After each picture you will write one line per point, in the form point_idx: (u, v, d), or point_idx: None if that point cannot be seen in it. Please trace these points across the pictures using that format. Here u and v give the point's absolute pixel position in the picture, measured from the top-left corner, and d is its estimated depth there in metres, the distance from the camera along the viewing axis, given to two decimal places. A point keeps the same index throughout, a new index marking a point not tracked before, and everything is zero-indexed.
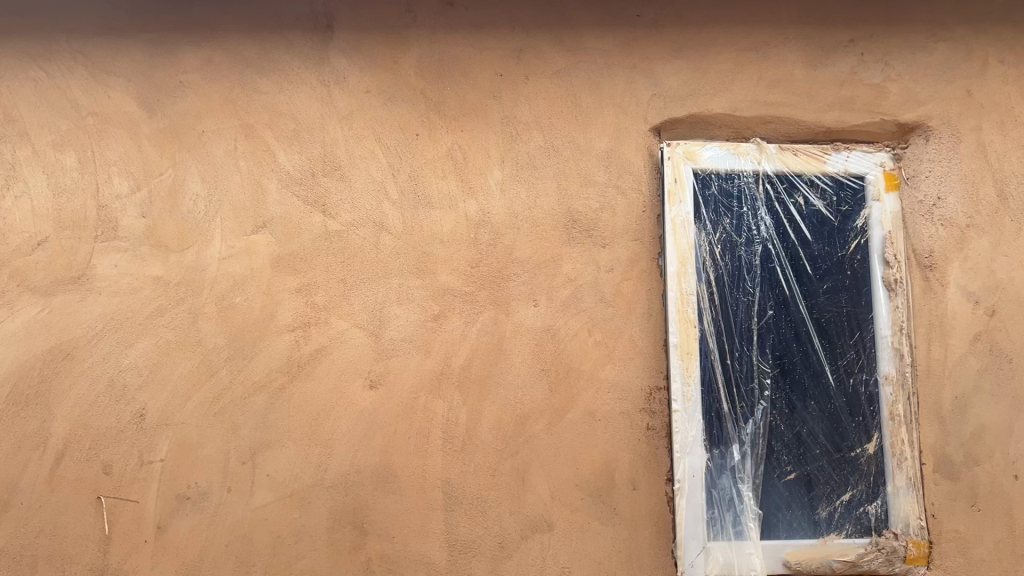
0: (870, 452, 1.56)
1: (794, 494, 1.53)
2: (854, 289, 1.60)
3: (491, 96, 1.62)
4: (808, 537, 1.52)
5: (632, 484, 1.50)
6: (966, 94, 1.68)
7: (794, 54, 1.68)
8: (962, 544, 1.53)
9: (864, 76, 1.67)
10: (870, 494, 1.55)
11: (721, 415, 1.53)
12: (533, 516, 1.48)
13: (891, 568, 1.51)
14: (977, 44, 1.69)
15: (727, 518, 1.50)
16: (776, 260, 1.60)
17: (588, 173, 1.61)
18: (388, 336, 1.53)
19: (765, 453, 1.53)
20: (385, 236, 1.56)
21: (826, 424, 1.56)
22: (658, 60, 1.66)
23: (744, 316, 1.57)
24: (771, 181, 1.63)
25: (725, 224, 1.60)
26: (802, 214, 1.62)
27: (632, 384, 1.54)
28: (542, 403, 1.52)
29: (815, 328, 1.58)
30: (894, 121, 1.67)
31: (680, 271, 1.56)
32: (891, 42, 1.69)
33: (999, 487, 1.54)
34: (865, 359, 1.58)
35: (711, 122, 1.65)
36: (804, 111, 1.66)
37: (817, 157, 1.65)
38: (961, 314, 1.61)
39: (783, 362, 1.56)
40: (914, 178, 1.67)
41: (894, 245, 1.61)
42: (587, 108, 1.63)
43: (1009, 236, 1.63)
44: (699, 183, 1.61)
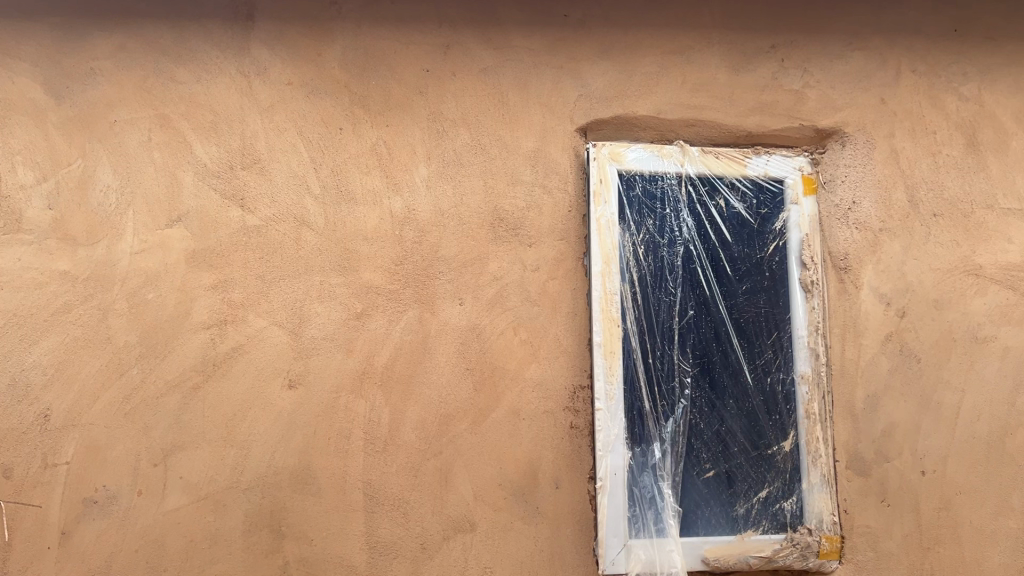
0: (786, 449, 1.59)
1: (713, 491, 1.56)
2: (772, 290, 1.64)
3: (417, 92, 1.60)
4: (726, 534, 1.54)
5: (555, 483, 1.51)
6: (880, 101, 1.73)
7: (717, 59, 1.71)
8: (873, 538, 1.58)
9: (784, 82, 1.72)
10: (786, 491, 1.58)
11: (643, 413, 1.55)
12: (455, 517, 1.47)
13: (805, 563, 1.55)
14: (891, 53, 1.75)
15: (647, 516, 1.51)
16: (698, 261, 1.62)
17: (514, 172, 1.60)
18: (308, 334, 1.50)
19: (685, 451, 1.55)
20: (306, 232, 1.53)
21: (743, 422, 1.58)
22: (584, 60, 1.66)
23: (666, 316, 1.59)
24: (693, 183, 1.65)
25: (649, 225, 1.62)
26: (723, 216, 1.65)
27: (556, 383, 1.54)
28: (466, 403, 1.51)
29: (734, 328, 1.61)
30: (812, 127, 1.72)
31: (604, 271, 1.56)
32: (809, 49, 1.73)
33: (907, 482, 1.60)
34: (782, 358, 1.61)
35: (636, 123, 1.67)
36: (726, 115, 1.69)
37: (738, 160, 1.68)
38: (874, 315, 1.66)
39: (703, 362, 1.59)
40: (830, 182, 1.71)
41: (811, 248, 1.65)
42: (514, 106, 1.63)
43: (919, 239, 1.69)
44: (624, 184, 1.62)
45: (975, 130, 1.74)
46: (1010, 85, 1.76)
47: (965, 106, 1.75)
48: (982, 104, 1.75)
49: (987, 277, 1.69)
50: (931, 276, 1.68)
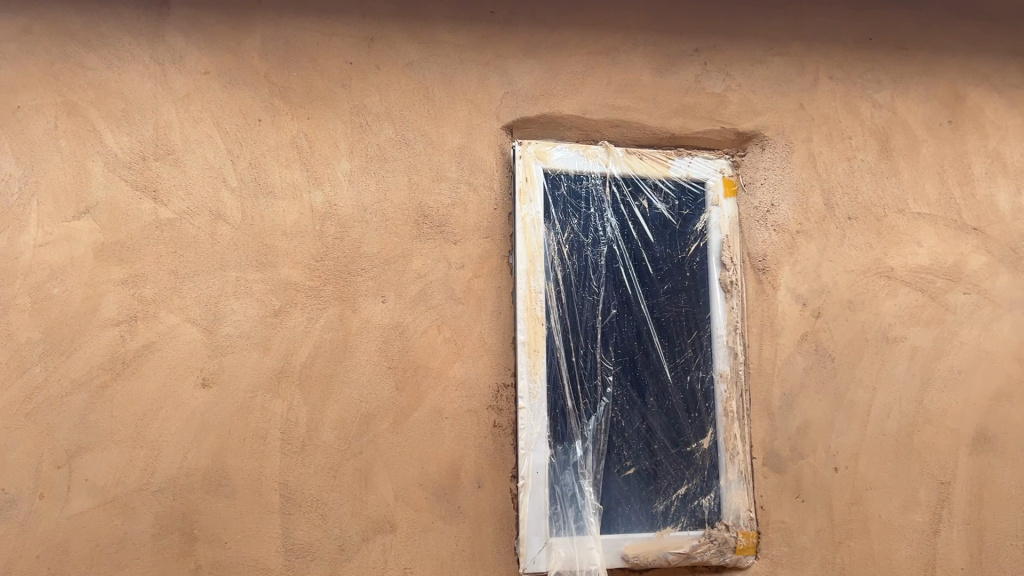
0: (704, 447, 1.61)
1: (633, 488, 1.57)
2: (692, 289, 1.66)
3: (340, 84, 1.57)
4: (645, 530, 1.56)
5: (477, 482, 1.50)
6: (798, 106, 1.78)
7: (642, 61, 1.72)
8: (787, 533, 1.61)
9: (706, 85, 1.74)
10: (704, 488, 1.60)
11: (566, 412, 1.55)
12: (375, 517, 1.45)
13: (722, 558, 1.57)
14: (809, 60, 1.80)
15: (568, 514, 1.51)
16: (621, 261, 1.63)
17: (439, 168, 1.58)
18: (223, 331, 1.45)
19: (606, 449, 1.56)
20: (222, 226, 1.48)
21: (664, 420, 1.60)
22: (511, 58, 1.66)
23: (589, 315, 1.60)
24: (618, 183, 1.66)
25: (573, 224, 1.62)
26: (646, 216, 1.66)
27: (479, 382, 1.53)
28: (387, 402, 1.49)
29: (656, 327, 1.62)
30: (733, 130, 1.75)
31: (529, 269, 1.56)
32: (731, 54, 1.76)
33: (821, 478, 1.64)
34: (701, 357, 1.64)
35: (562, 122, 1.67)
36: (650, 117, 1.71)
37: (661, 162, 1.70)
38: (790, 315, 1.69)
39: (625, 360, 1.60)
40: (750, 185, 1.75)
41: (730, 248, 1.68)
42: (440, 102, 1.61)
43: (834, 242, 1.74)
44: (549, 183, 1.62)
45: (888, 136, 1.80)
46: (920, 94, 1.83)
47: (879, 113, 1.80)
48: (894, 111, 1.81)
49: (898, 278, 1.74)
50: (845, 278, 1.72)
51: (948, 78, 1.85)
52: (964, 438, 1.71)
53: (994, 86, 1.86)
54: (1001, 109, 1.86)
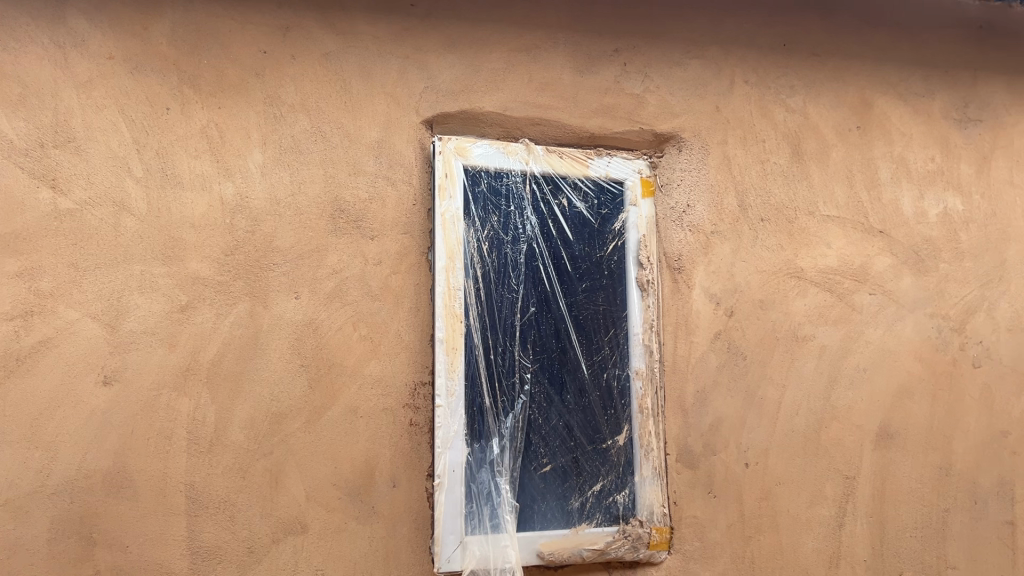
0: (619, 444, 1.63)
1: (549, 486, 1.57)
2: (610, 288, 1.67)
3: (253, 74, 1.53)
4: (561, 527, 1.56)
5: (392, 481, 1.48)
6: (715, 109, 1.81)
7: (562, 59, 1.73)
8: (699, 528, 1.64)
9: (626, 86, 1.76)
10: (619, 484, 1.62)
11: (483, 410, 1.54)
12: (286, 518, 1.42)
13: (636, 554, 1.59)
14: (725, 64, 1.83)
15: (484, 512, 1.51)
16: (540, 259, 1.63)
17: (356, 162, 1.56)
18: (127, 327, 1.40)
19: (523, 447, 1.56)
20: (126, 218, 1.42)
21: (580, 417, 1.61)
22: (431, 51, 1.64)
23: (508, 312, 1.59)
24: (538, 182, 1.66)
25: (493, 221, 1.61)
26: (566, 215, 1.67)
27: (395, 380, 1.51)
28: (299, 400, 1.45)
29: (574, 325, 1.63)
30: (651, 130, 1.77)
31: (448, 266, 1.55)
32: (650, 55, 1.78)
33: (732, 474, 1.68)
34: (618, 355, 1.66)
35: (482, 119, 1.66)
36: (570, 116, 1.71)
37: (581, 161, 1.71)
38: (704, 314, 1.73)
39: (543, 358, 1.60)
40: (667, 185, 1.77)
41: (648, 248, 1.70)
42: (357, 94, 1.58)
43: (747, 243, 1.77)
44: (469, 179, 1.61)
45: (800, 140, 1.85)
46: (831, 100, 1.88)
47: (792, 118, 1.85)
48: (806, 116, 1.86)
49: (808, 279, 1.79)
50: (757, 278, 1.76)
51: (857, 85, 1.91)
52: (868, 434, 1.77)
53: (900, 94, 1.93)
54: (907, 117, 1.93)
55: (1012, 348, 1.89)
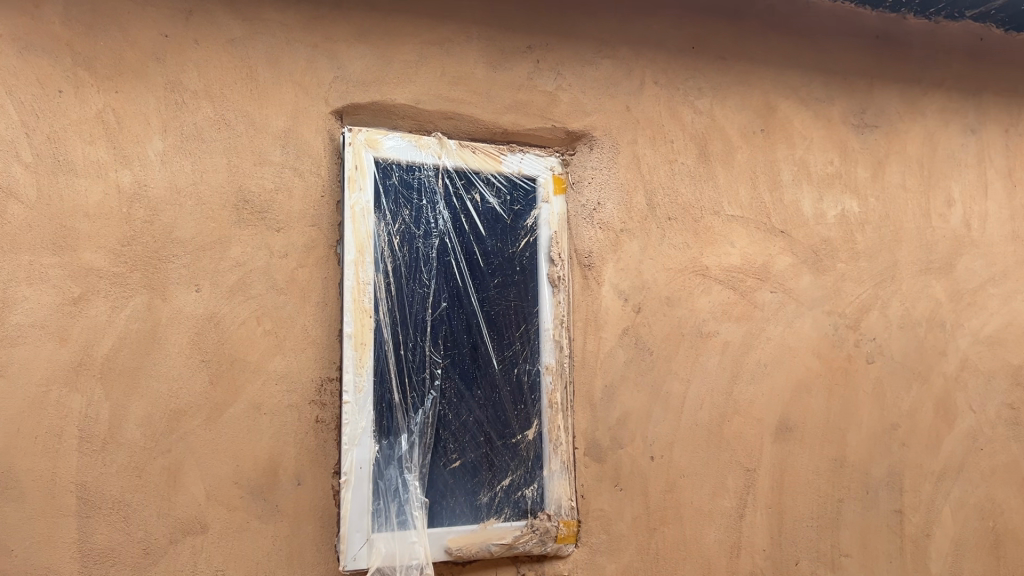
0: (529, 438, 1.64)
1: (458, 481, 1.57)
2: (521, 284, 1.68)
3: (153, 58, 1.47)
4: (469, 523, 1.56)
5: (297, 479, 1.45)
6: (625, 109, 1.84)
7: (475, 54, 1.72)
8: (605, 521, 1.67)
9: (538, 83, 1.77)
10: (528, 479, 1.63)
11: (393, 405, 1.53)
12: (185, 518, 1.37)
13: (544, 547, 1.60)
14: (636, 64, 1.86)
15: (391, 509, 1.49)
16: (452, 254, 1.62)
17: (263, 151, 1.52)
18: (13, 320, 1.33)
19: (432, 443, 1.55)
20: (12, 205, 1.35)
21: (490, 412, 1.61)
22: (341, 41, 1.61)
23: (419, 307, 1.58)
24: (450, 176, 1.66)
25: (404, 215, 1.60)
26: (478, 210, 1.67)
27: (301, 375, 1.48)
28: (200, 396, 1.41)
29: (485, 320, 1.63)
30: (564, 128, 1.78)
31: (357, 260, 1.52)
32: (563, 53, 1.79)
33: (638, 467, 1.71)
34: (529, 350, 1.67)
35: (393, 111, 1.64)
36: (482, 111, 1.71)
37: (494, 156, 1.71)
38: (613, 310, 1.75)
39: (453, 353, 1.60)
40: (578, 183, 1.80)
41: (559, 244, 1.72)
42: (264, 83, 1.54)
43: (655, 241, 1.81)
44: (380, 172, 1.59)
45: (707, 142, 1.89)
46: (737, 102, 1.93)
47: (699, 119, 1.89)
48: (713, 118, 1.90)
49: (713, 277, 1.84)
50: (664, 276, 1.80)
51: (762, 89, 1.96)
52: (768, 428, 1.83)
53: (802, 99, 2.00)
54: (808, 121, 2.00)
55: (902, 345, 1.99)
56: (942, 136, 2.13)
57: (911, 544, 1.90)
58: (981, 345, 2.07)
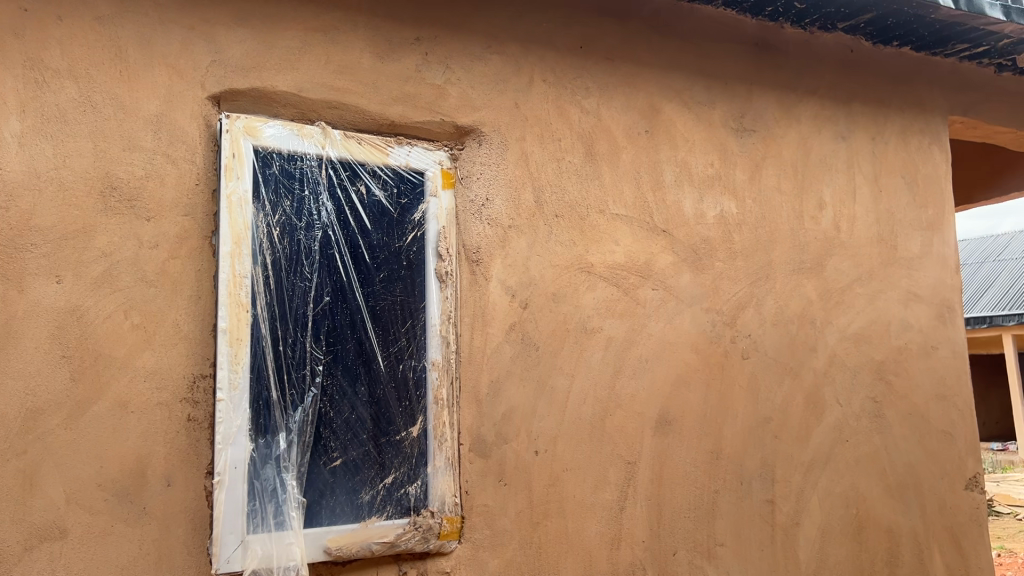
0: (413, 435, 1.64)
1: (339, 479, 1.55)
2: (408, 279, 1.68)
3: (12, 33, 1.38)
4: (350, 522, 1.55)
5: (166, 480, 1.39)
6: (514, 105, 1.83)
7: (362, 43, 1.68)
8: (488, 517, 1.66)
9: (426, 75, 1.74)
10: (411, 476, 1.63)
11: (270, 403, 1.49)
12: (42, 523, 1.29)
13: (426, 545, 1.59)
14: (525, 61, 1.86)
15: (267, 509, 1.46)
16: (335, 247, 1.61)
17: (132, 136, 1.44)
18: None
19: (312, 440, 1.53)
20: None
21: (374, 409, 1.61)
22: (220, 24, 1.55)
23: (300, 302, 1.55)
24: (334, 167, 1.64)
25: (285, 207, 1.57)
26: (363, 203, 1.65)
27: (172, 372, 1.42)
28: (59, 395, 1.33)
29: (369, 315, 1.62)
30: (452, 122, 1.76)
31: (234, 252, 1.48)
32: (451, 46, 1.78)
33: (522, 462, 1.71)
34: (414, 346, 1.67)
35: (275, 99, 1.59)
36: (369, 102, 1.67)
37: (381, 148, 1.70)
38: (500, 306, 1.75)
39: (336, 349, 1.58)
40: (467, 178, 1.78)
41: (447, 240, 1.72)
42: (135, 64, 1.46)
43: (542, 237, 1.82)
44: (260, 161, 1.55)
45: (594, 141, 1.92)
46: (623, 103, 1.96)
47: (586, 118, 1.91)
48: (600, 118, 1.93)
49: (597, 274, 1.86)
50: (551, 272, 1.81)
51: (647, 91, 2.00)
52: (648, 421, 1.87)
53: (685, 102, 2.05)
54: (690, 124, 2.05)
55: (775, 341, 2.07)
56: (814, 142, 2.23)
57: (782, 532, 1.98)
58: (848, 342, 2.18)
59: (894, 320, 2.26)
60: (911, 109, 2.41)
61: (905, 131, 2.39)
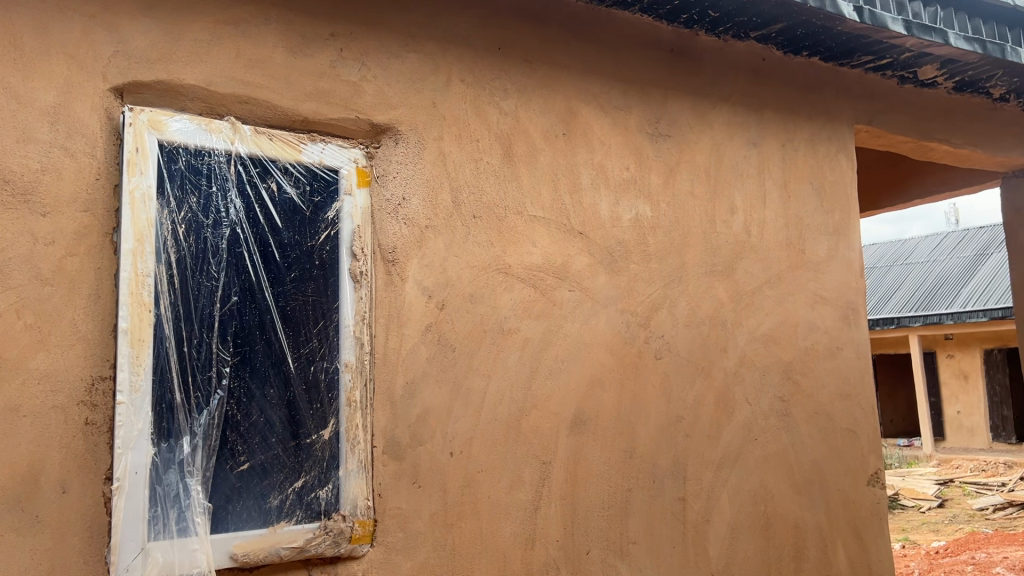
0: (325, 438, 1.62)
1: (246, 484, 1.53)
2: (320, 278, 1.66)
3: None
4: (257, 527, 1.52)
5: (61, 487, 1.33)
6: (431, 105, 1.82)
7: (274, 37, 1.64)
8: (402, 519, 1.64)
9: (341, 72, 1.71)
10: (322, 480, 1.60)
11: (174, 406, 1.45)
12: None
13: (337, 549, 1.57)
14: (443, 61, 1.85)
15: (169, 516, 1.42)
16: (244, 245, 1.57)
17: (27, 128, 1.38)
18: None
19: (218, 444, 1.50)
20: None
21: (283, 412, 1.58)
22: (123, 14, 1.49)
23: (206, 302, 1.52)
24: (244, 163, 1.60)
25: (191, 203, 1.53)
26: (274, 201, 1.63)
27: (69, 374, 1.36)
28: None
29: (279, 316, 1.60)
30: (368, 121, 1.74)
31: (136, 250, 1.43)
32: (368, 43, 1.75)
33: (436, 464, 1.70)
34: (326, 347, 1.64)
35: (182, 92, 1.54)
36: (281, 97, 1.63)
37: (293, 144, 1.67)
38: (416, 306, 1.73)
39: (244, 351, 1.55)
40: (383, 177, 1.76)
41: (361, 239, 1.70)
42: (30, 53, 1.40)
43: (459, 238, 1.81)
44: (164, 155, 1.51)
45: (512, 143, 1.92)
46: (541, 105, 1.97)
47: (504, 120, 1.91)
48: (518, 120, 1.93)
49: (514, 275, 1.87)
50: (467, 273, 1.80)
51: (564, 94, 2.02)
52: (563, 421, 1.88)
53: (602, 106, 2.07)
54: (607, 128, 2.07)
55: (687, 342, 2.11)
56: (727, 147, 2.28)
57: (693, 529, 2.02)
58: (757, 343, 2.24)
59: (801, 322, 2.34)
60: (819, 118, 2.49)
61: (813, 139, 2.46)
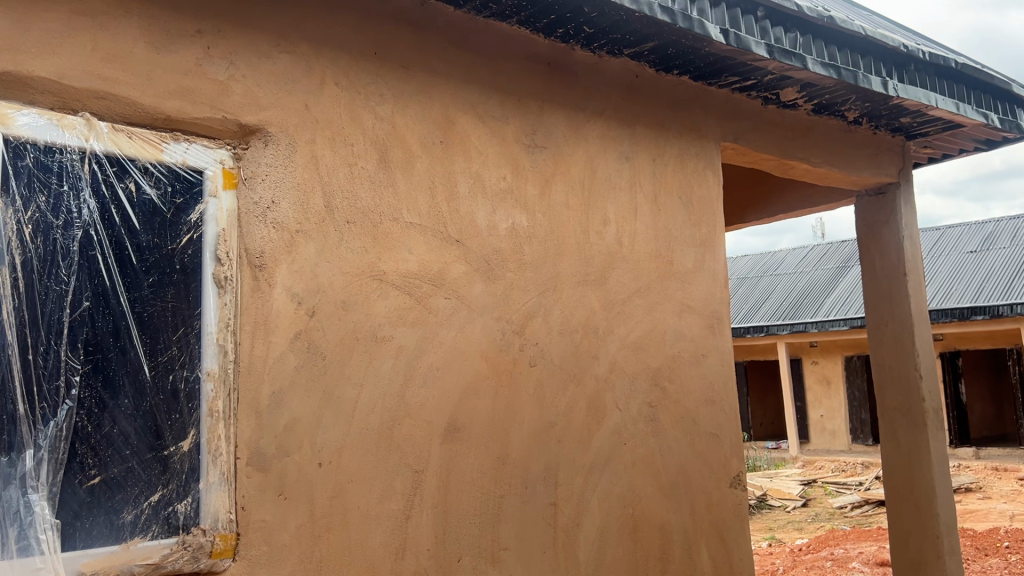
0: (184, 449, 1.56)
1: (97, 499, 1.46)
2: (181, 283, 1.60)
3: None
4: (109, 544, 1.45)
5: None
6: (303, 107, 1.78)
7: (135, 31, 1.56)
8: (266, 532, 1.59)
9: (207, 70, 1.64)
10: (181, 493, 1.55)
11: (15, 417, 1.39)
12: None
13: (196, 565, 1.52)
14: (316, 63, 1.81)
15: (8, 534, 1.35)
16: (97, 247, 1.51)
17: None
18: None
19: (67, 458, 1.42)
20: None
21: (140, 422, 1.52)
22: None
23: (54, 307, 1.45)
24: (99, 162, 1.54)
25: (39, 203, 1.46)
26: (132, 201, 1.57)
27: None
28: None
29: (136, 323, 1.54)
30: (236, 121, 1.68)
31: None
32: (237, 42, 1.69)
33: (304, 475, 1.65)
34: (186, 356, 1.59)
35: (30, 84, 1.45)
36: (142, 94, 1.56)
37: (154, 144, 1.61)
38: (284, 314, 1.68)
39: (96, 359, 1.48)
40: (251, 179, 1.71)
41: (226, 244, 1.66)
42: None
43: (332, 243, 1.77)
44: (9, 151, 1.44)
45: (387, 149, 1.90)
46: (418, 112, 1.97)
47: (380, 125, 1.90)
48: (393, 126, 1.92)
49: (389, 282, 1.85)
50: (339, 279, 1.77)
51: (442, 101, 2.02)
52: (436, 429, 1.87)
53: (479, 115, 2.09)
54: (484, 137, 2.09)
55: (560, 350, 2.15)
56: (600, 160, 2.34)
57: (562, 533, 2.05)
58: (626, 351, 2.30)
59: (669, 330, 2.41)
60: (688, 134, 2.58)
61: (683, 154, 2.56)
